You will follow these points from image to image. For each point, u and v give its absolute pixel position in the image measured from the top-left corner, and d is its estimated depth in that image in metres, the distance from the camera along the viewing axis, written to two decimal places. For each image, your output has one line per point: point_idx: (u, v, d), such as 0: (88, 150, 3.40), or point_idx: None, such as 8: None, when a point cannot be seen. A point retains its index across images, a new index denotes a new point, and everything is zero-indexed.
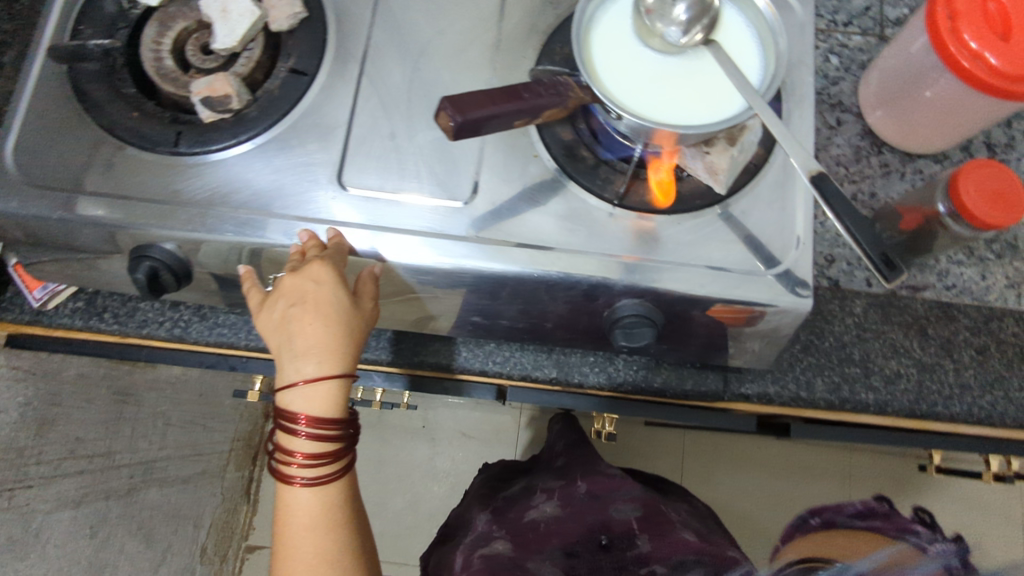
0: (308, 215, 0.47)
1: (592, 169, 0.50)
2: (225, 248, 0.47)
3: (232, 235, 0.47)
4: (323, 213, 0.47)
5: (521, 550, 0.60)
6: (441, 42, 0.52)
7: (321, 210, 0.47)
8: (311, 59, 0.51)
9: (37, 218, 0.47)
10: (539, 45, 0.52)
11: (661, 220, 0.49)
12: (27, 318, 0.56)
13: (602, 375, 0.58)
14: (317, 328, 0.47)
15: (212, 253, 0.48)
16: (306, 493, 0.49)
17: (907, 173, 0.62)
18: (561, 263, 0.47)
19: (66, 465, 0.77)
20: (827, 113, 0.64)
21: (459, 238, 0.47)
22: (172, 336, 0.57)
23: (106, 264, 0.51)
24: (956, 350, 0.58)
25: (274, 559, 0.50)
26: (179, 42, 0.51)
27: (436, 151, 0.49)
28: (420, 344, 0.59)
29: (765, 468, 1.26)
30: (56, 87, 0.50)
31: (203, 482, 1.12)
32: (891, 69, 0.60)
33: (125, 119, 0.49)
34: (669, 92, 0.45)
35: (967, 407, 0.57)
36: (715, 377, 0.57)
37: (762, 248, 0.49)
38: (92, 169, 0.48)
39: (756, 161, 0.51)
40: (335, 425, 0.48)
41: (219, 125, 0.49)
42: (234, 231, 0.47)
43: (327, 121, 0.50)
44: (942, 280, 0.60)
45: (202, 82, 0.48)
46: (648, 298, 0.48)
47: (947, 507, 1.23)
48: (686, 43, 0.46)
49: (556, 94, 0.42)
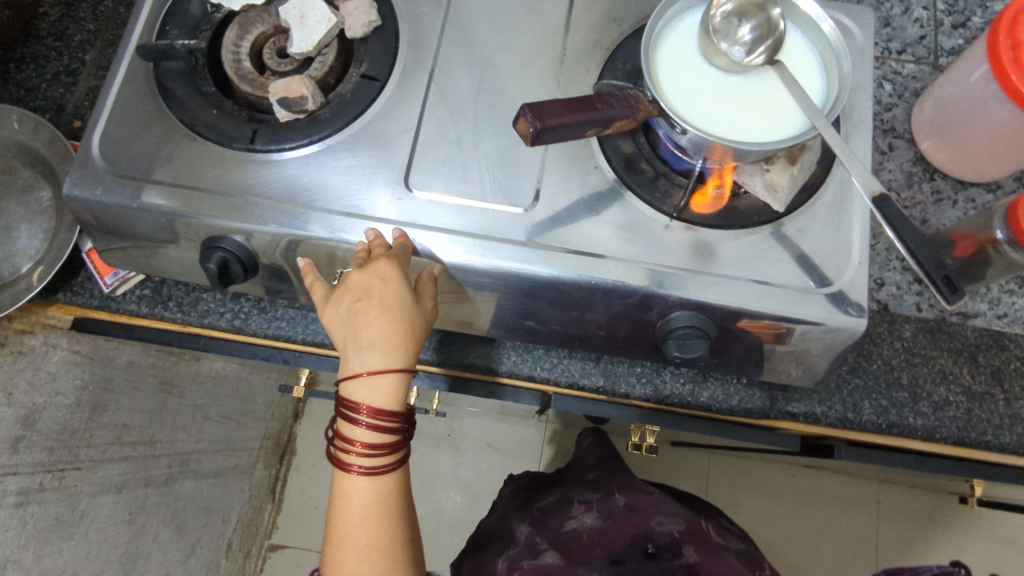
0: (351, 210, 0.49)
1: (651, 182, 0.51)
2: (267, 241, 0.49)
3: (274, 226, 0.48)
4: (366, 209, 0.49)
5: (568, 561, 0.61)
6: (507, 54, 0.54)
7: (365, 206, 0.49)
8: (383, 66, 0.53)
9: (119, 207, 0.49)
10: (602, 60, 0.54)
11: (717, 234, 0.50)
12: (95, 303, 0.58)
13: (648, 387, 0.58)
14: (380, 323, 0.48)
15: (255, 245, 0.50)
16: (362, 482, 0.49)
17: (960, 200, 0.62)
18: (618, 272, 0.48)
19: (112, 451, 0.79)
20: (880, 138, 0.65)
21: (518, 243, 0.48)
22: (232, 326, 0.59)
23: (177, 254, 0.53)
24: (1007, 380, 0.58)
25: (326, 546, 0.51)
26: (257, 45, 0.54)
27: (499, 158, 0.51)
28: (470, 346, 0.60)
29: (793, 495, 1.25)
30: (142, 84, 0.52)
31: (234, 477, 1.14)
32: (948, 97, 0.60)
33: (205, 116, 0.51)
34: (732, 109, 0.46)
35: (1017, 438, 0.56)
36: (762, 395, 0.58)
37: (817, 267, 0.49)
38: (174, 163, 0.50)
39: (813, 181, 0.51)
40: (395, 417, 0.49)
41: (293, 125, 0.51)
42: (276, 222, 0.48)
43: (395, 126, 0.52)
44: (993, 308, 0.60)
45: (280, 83, 0.50)
46: (703, 311, 0.48)
47: (979, 546, 1.21)
48: (749, 63, 0.47)
49: (627, 106, 0.43)
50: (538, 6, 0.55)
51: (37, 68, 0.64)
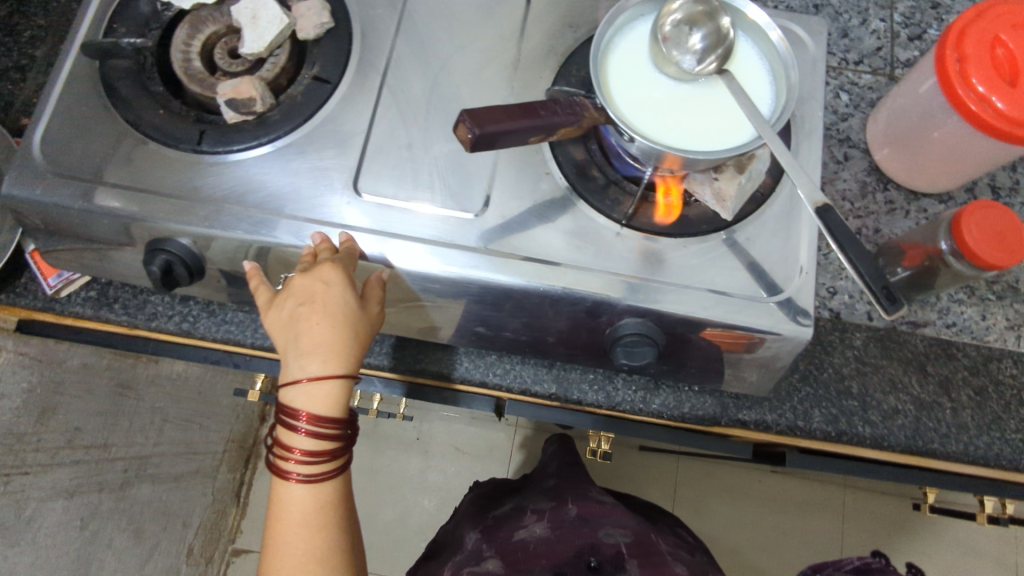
0: (319, 218, 0.48)
1: (602, 189, 0.51)
2: (234, 246, 0.49)
3: (244, 233, 0.48)
4: (334, 216, 0.49)
5: (510, 569, 0.61)
6: (461, 58, 0.53)
7: (333, 213, 0.49)
8: (335, 68, 0.52)
9: (59, 207, 0.48)
10: (556, 66, 0.54)
11: (667, 242, 0.50)
12: (39, 304, 0.57)
13: (600, 394, 0.58)
14: (322, 328, 0.48)
15: (221, 250, 0.49)
16: (300, 489, 0.49)
17: (912, 211, 0.63)
18: (567, 278, 0.48)
19: (62, 455, 0.77)
20: (835, 148, 0.65)
21: (468, 249, 0.48)
22: (180, 330, 0.58)
23: (122, 256, 0.52)
24: (954, 389, 0.59)
25: (263, 556, 0.51)
26: (208, 45, 0.53)
27: (450, 163, 0.50)
28: (422, 351, 0.60)
29: (759, 501, 1.26)
30: (88, 81, 0.51)
31: (195, 481, 1.12)
32: (900, 109, 0.61)
33: (151, 116, 0.50)
34: (683, 117, 0.47)
35: (963, 446, 0.57)
36: (712, 402, 0.58)
37: (765, 276, 0.49)
38: (119, 163, 0.49)
39: (763, 190, 0.52)
40: (334, 424, 0.48)
41: (241, 126, 0.50)
42: (247, 229, 0.48)
43: (346, 129, 0.51)
44: (942, 318, 0.60)
45: (228, 84, 0.49)
46: (651, 318, 0.48)
47: (940, 551, 1.22)
48: (700, 72, 0.47)
49: (571, 112, 0.43)
50: (493, 10, 0.55)
51: None
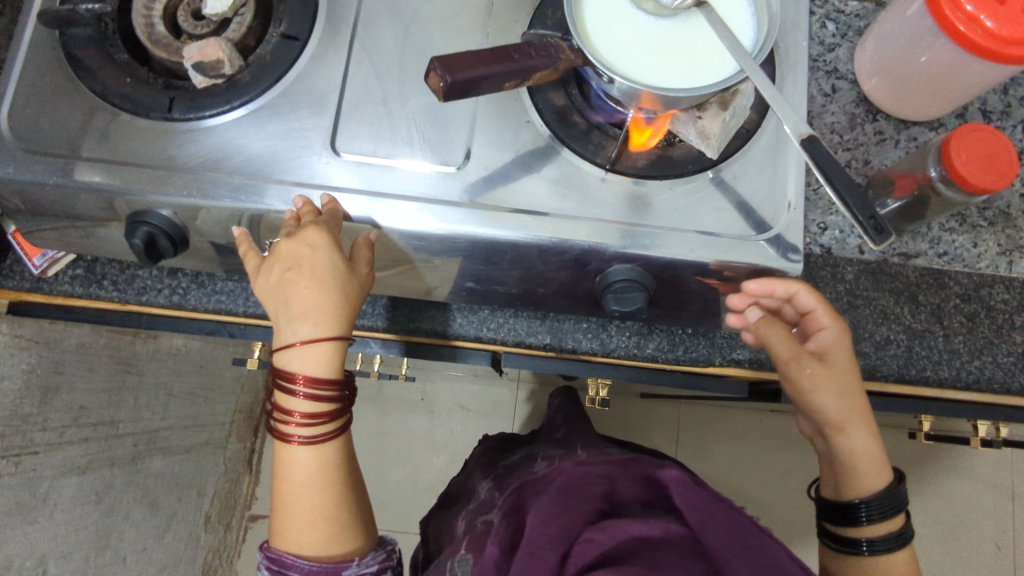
0: (303, 180, 0.48)
1: (585, 134, 0.50)
2: (225, 215, 0.48)
3: (229, 201, 0.47)
4: (318, 177, 0.48)
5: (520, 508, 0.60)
6: (432, 8, 0.52)
7: (316, 174, 0.48)
8: (303, 24, 0.51)
9: (35, 185, 0.47)
10: (531, 9, 0.52)
11: (654, 184, 0.49)
12: (27, 285, 0.57)
13: (595, 341, 0.59)
14: (312, 292, 0.48)
15: (209, 221, 0.49)
16: (303, 451, 0.50)
17: (902, 139, 0.62)
18: (555, 227, 0.47)
19: (70, 433, 0.78)
20: (823, 80, 0.64)
21: (453, 203, 0.47)
22: (171, 303, 0.58)
23: (106, 232, 0.52)
24: (947, 317, 0.59)
25: (273, 517, 0.52)
26: (170, 8, 0.51)
27: (429, 117, 0.49)
28: (415, 310, 0.60)
29: (760, 440, 1.28)
30: (49, 53, 0.50)
31: (206, 452, 1.14)
32: (887, 35, 0.59)
33: (118, 85, 0.49)
34: (657, 55, 0.45)
35: (955, 372, 0.58)
36: (706, 343, 0.59)
37: (754, 213, 0.49)
38: (90, 137, 0.48)
39: (748, 126, 0.51)
40: (332, 386, 0.49)
41: (212, 91, 0.49)
42: (231, 197, 0.47)
43: (320, 88, 0.50)
44: (934, 248, 0.60)
45: (194, 47, 0.47)
46: (640, 264, 0.48)
47: (939, 478, 1.25)
48: (677, 7, 0.46)
49: (546, 55, 0.42)
50: None
51: None
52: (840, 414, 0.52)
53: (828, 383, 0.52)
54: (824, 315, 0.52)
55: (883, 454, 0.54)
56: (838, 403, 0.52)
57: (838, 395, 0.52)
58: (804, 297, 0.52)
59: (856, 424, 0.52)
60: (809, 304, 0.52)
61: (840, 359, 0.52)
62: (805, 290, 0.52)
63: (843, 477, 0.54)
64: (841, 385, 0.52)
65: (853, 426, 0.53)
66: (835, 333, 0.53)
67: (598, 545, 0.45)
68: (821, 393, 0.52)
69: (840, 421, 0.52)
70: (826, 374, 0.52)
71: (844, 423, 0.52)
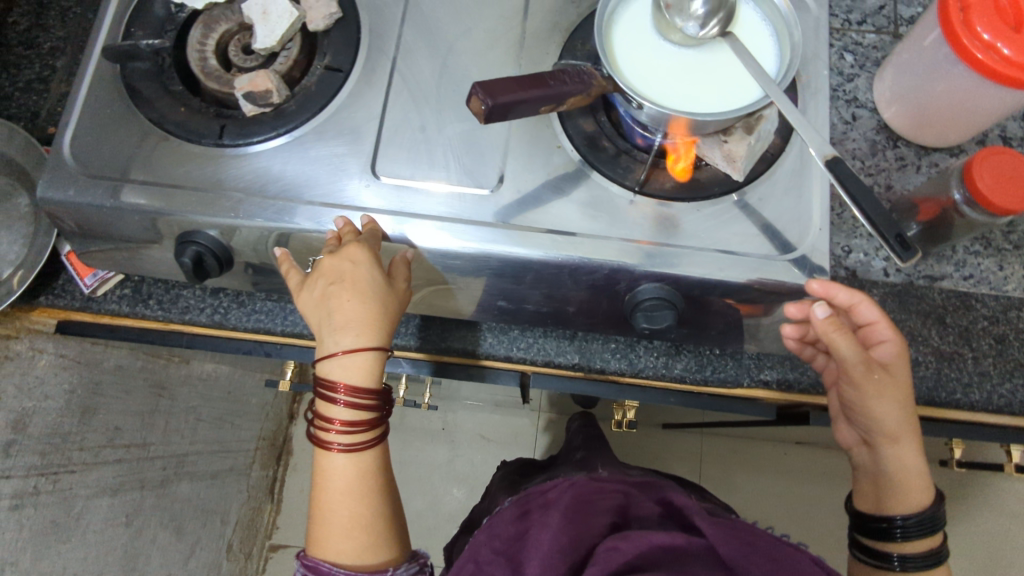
0: (341, 202, 0.50)
1: (613, 159, 0.52)
2: (254, 237, 0.51)
3: (263, 220, 0.49)
4: (355, 201, 0.50)
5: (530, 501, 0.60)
6: (468, 41, 0.55)
7: (354, 198, 0.50)
8: (346, 57, 0.54)
9: (91, 207, 0.50)
10: (561, 42, 0.55)
11: (680, 207, 0.51)
12: (77, 304, 0.60)
13: (623, 362, 0.60)
14: (354, 305, 0.50)
15: (244, 240, 0.51)
16: (341, 458, 0.51)
17: (923, 165, 0.63)
18: (585, 248, 0.49)
19: (105, 454, 0.80)
20: (843, 108, 0.65)
21: (484, 224, 0.49)
22: (212, 321, 0.60)
23: (151, 252, 0.54)
24: (975, 339, 0.59)
25: (309, 525, 0.53)
26: (222, 44, 0.54)
27: (465, 142, 0.52)
28: (447, 330, 0.61)
29: (784, 471, 1.27)
30: (109, 85, 0.53)
31: (231, 478, 1.16)
32: (905, 66, 0.61)
33: (173, 113, 0.52)
34: (681, 82, 0.47)
35: (986, 395, 0.58)
36: (733, 364, 0.59)
37: (780, 235, 0.50)
38: (143, 161, 0.51)
39: (773, 151, 0.52)
40: (371, 394, 0.50)
41: (260, 119, 0.52)
42: (268, 217, 0.49)
43: (361, 117, 0.52)
44: (960, 270, 0.61)
45: (245, 78, 0.51)
46: (669, 282, 0.49)
47: (972, 513, 1.22)
48: (703, 37, 0.48)
49: (579, 81, 0.44)
50: None
51: (10, 77, 0.64)
52: (898, 424, 0.53)
53: (891, 394, 0.52)
54: (886, 327, 0.52)
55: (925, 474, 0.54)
56: (899, 413, 0.53)
57: (898, 409, 0.52)
58: (865, 309, 0.52)
59: (910, 441, 0.53)
60: (869, 316, 0.52)
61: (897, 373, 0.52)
62: (868, 303, 0.52)
63: (885, 492, 0.55)
64: (900, 397, 0.52)
65: (908, 440, 0.53)
66: (895, 346, 0.52)
67: (623, 555, 0.45)
68: (882, 401, 0.52)
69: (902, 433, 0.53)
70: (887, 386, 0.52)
71: (899, 435, 0.53)
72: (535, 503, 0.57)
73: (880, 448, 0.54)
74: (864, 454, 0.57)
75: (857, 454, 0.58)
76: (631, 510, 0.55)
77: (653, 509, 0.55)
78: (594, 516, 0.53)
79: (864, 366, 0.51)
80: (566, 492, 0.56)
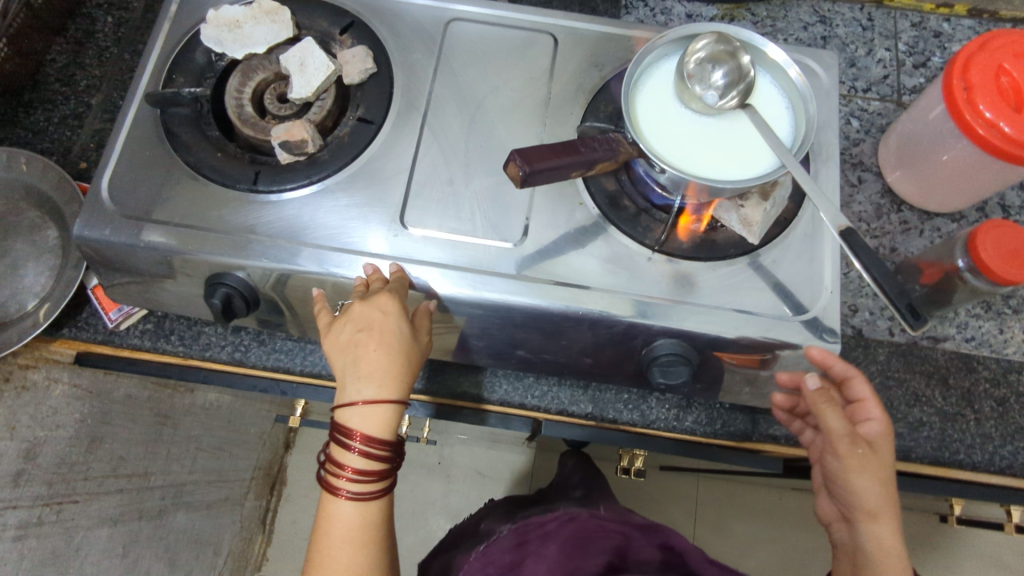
0: (342, 246, 0.52)
1: (633, 218, 0.54)
2: (264, 275, 0.52)
3: (267, 260, 0.51)
4: (360, 244, 0.52)
5: (521, 531, 0.60)
6: (496, 98, 0.57)
7: (360, 242, 0.52)
8: (379, 110, 0.56)
9: (125, 247, 0.51)
10: (585, 103, 0.57)
11: (696, 265, 0.53)
12: (99, 337, 0.61)
13: (635, 413, 0.61)
14: (379, 355, 0.50)
15: (254, 277, 0.52)
16: (349, 506, 0.52)
17: (926, 229, 0.66)
18: (601, 302, 0.50)
19: (108, 483, 0.79)
20: (849, 172, 0.68)
21: (507, 275, 0.51)
22: (232, 359, 0.61)
23: (177, 290, 0.55)
24: (977, 401, 0.61)
25: (307, 566, 0.53)
26: (258, 91, 0.56)
27: (491, 196, 0.54)
28: (462, 375, 0.62)
29: (780, 518, 1.28)
30: (149, 128, 0.55)
31: (226, 509, 1.15)
32: (909, 134, 0.64)
33: (210, 158, 0.54)
34: (702, 148, 0.50)
35: (988, 456, 0.59)
36: (744, 419, 0.61)
37: (791, 296, 0.52)
38: (178, 204, 0.52)
39: (786, 215, 0.55)
40: (385, 446, 0.51)
41: (294, 167, 0.54)
42: (269, 257, 0.51)
43: (390, 167, 0.54)
44: (962, 332, 0.63)
45: (282, 128, 0.52)
46: (685, 338, 0.51)
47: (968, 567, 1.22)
48: (723, 106, 0.50)
49: (609, 149, 0.46)
50: (525, 52, 0.59)
51: (45, 112, 0.66)
52: (878, 502, 0.52)
53: (873, 467, 0.52)
54: (875, 407, 0.54)
55: (904, 558, 0.52)
56: (880, 491, 0.52)
57: (878, 484, 0.53)
58: (857, 386, 0.54)
59: (890, 519, 0.53)
60: (861, 392, 0.55)
61: (881, 448, 0.53)
62: (859, 382, 0.54)
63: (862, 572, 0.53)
64: (882, 474, 0.53)
65: (886, 519, 0.53)
66: (882, 425, 0.54)
67: None
68: (864, 477, 0.52)
69: (881, 510, 0.53)
70: (870, 459, 0.53)
71: (878, 512, 0.53)
72: (533, 533, 0.59)
73: (859, 524, 0.54)
74: (844, 529, 0.57)
75: (838, 530, 0.58)
76: (629, 553, 0.58)
77: (652, 554, 0.58)
78: (590, 556, 0.56)
79: (849, 440, 0.52)
80: (566, 527, 0.60)
